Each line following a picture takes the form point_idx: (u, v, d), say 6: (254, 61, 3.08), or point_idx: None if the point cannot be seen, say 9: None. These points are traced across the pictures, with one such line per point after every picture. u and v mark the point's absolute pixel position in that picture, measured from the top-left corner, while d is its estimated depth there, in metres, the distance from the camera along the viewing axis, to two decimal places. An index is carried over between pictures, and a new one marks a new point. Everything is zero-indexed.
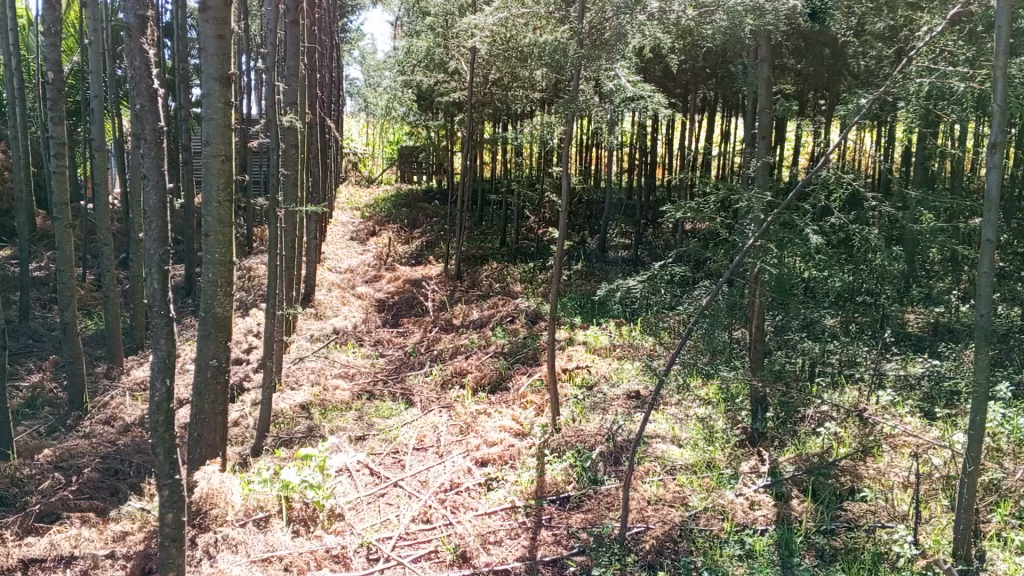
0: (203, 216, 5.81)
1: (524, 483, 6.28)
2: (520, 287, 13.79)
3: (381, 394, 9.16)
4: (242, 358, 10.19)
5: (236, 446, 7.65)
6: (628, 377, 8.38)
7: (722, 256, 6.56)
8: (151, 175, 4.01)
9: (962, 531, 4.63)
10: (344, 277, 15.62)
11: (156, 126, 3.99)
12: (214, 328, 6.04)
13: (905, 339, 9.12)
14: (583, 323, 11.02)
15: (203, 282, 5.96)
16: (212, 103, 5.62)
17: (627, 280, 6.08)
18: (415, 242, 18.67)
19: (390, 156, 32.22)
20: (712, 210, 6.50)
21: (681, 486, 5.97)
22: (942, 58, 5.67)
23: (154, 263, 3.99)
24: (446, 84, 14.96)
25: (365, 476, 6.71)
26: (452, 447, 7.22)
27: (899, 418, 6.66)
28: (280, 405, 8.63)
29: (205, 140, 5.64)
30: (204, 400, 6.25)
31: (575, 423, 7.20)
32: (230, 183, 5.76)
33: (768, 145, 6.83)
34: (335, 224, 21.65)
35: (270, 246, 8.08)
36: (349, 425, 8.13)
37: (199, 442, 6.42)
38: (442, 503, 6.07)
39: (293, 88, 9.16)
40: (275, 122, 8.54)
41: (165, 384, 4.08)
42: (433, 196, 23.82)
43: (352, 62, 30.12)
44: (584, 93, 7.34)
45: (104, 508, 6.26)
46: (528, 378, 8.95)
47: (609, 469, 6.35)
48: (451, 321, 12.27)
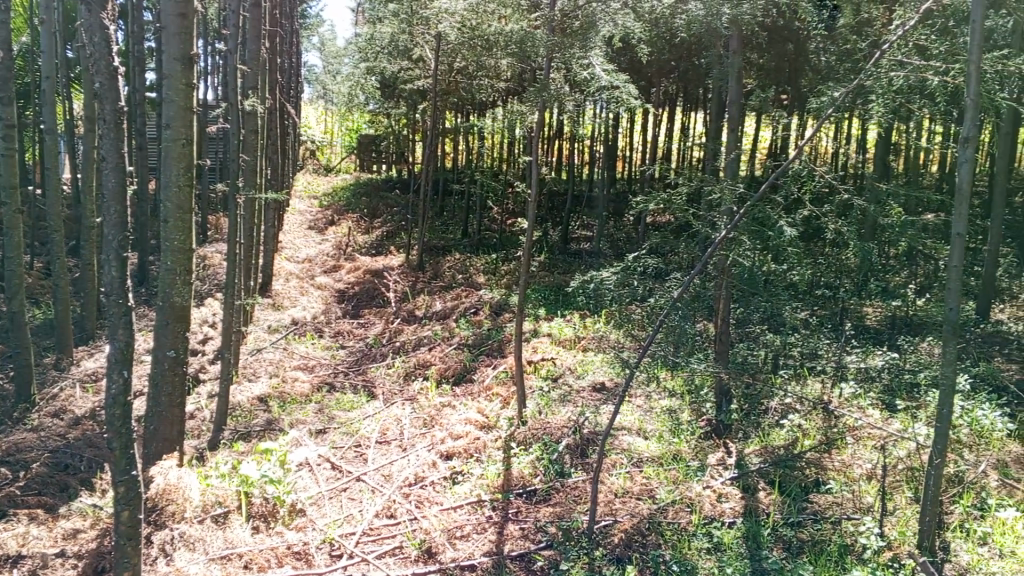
0: (162, 202, 5.59)
1: (490, 476, 6.18)
2: (484, 279, 13.69)
3: (341, 386, 9.02)
4: (197, 349, 9.95)
5: (192, 440, 7.44)
6: (593, 368, 8.37)
7: (696, 248, 6.37)
8: (110, 159, 3.82)
9: (928, 523, 4.66)
10: (302, 267, 15.41)
11: (115, 105, 3.80)
12: (172, 317, 5.79)
13: (865, 332, 9.32)
14: (547, 314, 10.99)
15: (161, 270, 5.73)
16: (174, 85, 5.42)
17: (601, 272, 6.13)
18: (375, 231, 18.45)
19: (349, 143, 31.74)
20: (683, 204, 6.35)
21: (648, 478, 5.93)
22: (915, 52, 5.74)
23: (112, 249, 3.82)
24: (410, 71, 14.71)
25: (326, 470, 6.59)
26: (416, 440, 7.11)
27: (861, 410, 6.78)
28: (237, 397, 8.48)
29: (165, 122, 5.45)
30: (160, 393, 5.95)
31: (542, 416, 7.17)
32: (190, 167, 5.57)
33: (735, 141, 6.83)
34: (292, 213, 21.30)
35: (229, 234, 7.85)
36: (309, 418, 7.97)
37: (155, 437, 6.10)
38: (407, 498, 5.97)
39: (255, 71, 8.92)
40: (236, 106, 8.30)
41: (123, 377, 3.90)
42: (393, 185, 23.59)
43: (311, 48, 29.61)
44: (554, 82, 7.22)
45: (54, 505, 6.05)
46: (493, 369, 8.86)
47: (576, 461, 6.29)
48: (414, 312, 12.12)
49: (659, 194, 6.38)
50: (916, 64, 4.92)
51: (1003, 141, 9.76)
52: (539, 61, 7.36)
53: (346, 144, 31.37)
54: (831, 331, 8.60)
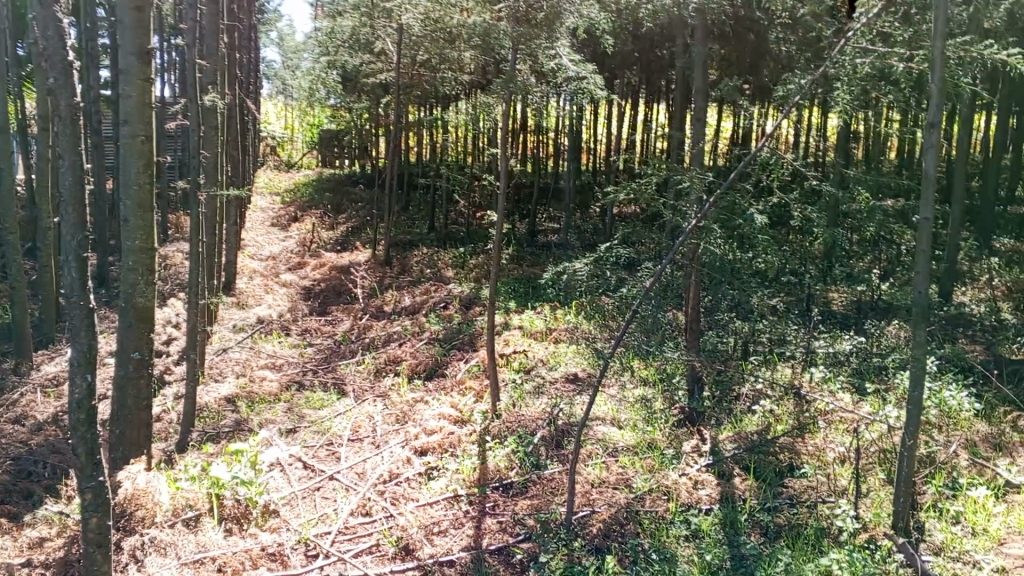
0: (122, 200, 5.44)
1: (466, 470, 6.13)
2: (452, 273, 13.60)
3: (311, 384, 8.90)
4: (162, 351, 9.75)
5: (159, 443, 7.28)
6: (565, 360, 8.35)
7: (666, 237, 6.36)
8: (66, 156, 3.69)
9: (902, 503, 4.72)
10: (267, 264, 15.19)
11: (71, 100, 3.66)
12: (136, 319, 5.61)
13: (832, 317, 9.44)
14: (517, 307, 10.95)
15: (122, 270, 5.56)
16: (131, 80, 5.28)
17: (573, 263, 6.10)
18: (340, 227, 18.26)
19: (310, 139, 31.38)
20: (654, 193, 6.32)
21: (624, 468, 5.92)
22: (879, 39, 5.78)
23: (71, 250, 3.70)
24: (372, 65, 14.55)
25: (299, 470, 6.49)
26: (389, 436, 7.03)
27: (832, 394, 6.85)
28: (204, 398, 8.33)
29: (123, 119, 5.30)
30: (126, 395, 5.73)
31: (516, 408, 7.13)
32: (151, 165, 5.43)
33: (703, 129, 6.83)
34: (255, 210, 21.01)
35: (193, 232, 7.71)
36: (279, 417, 7.85)
37: (123, 440, 5.90)
38: (382, 495, 5.90)
39: (215, 66, 8.76)
40: (196, 102, 8.14)
41: (86, 381, 3.78)
42: (357, 180, 23.37)
43: (270, 43, 29.19)
44: (520, 73, 7.17)
45: (18, 513, 5.88)
46: (465, 363, 8.80)
47: (552, 453, 6.26)
48: (382, 308, 12.01)
49: (630, 183, 6.34)
50: (881, 51, 4.96)
51: (961, 126, 9.92)
52: (505, 52, 7.31)
53: (308, 139, 31.00)
54: (799, 317, 8.68)
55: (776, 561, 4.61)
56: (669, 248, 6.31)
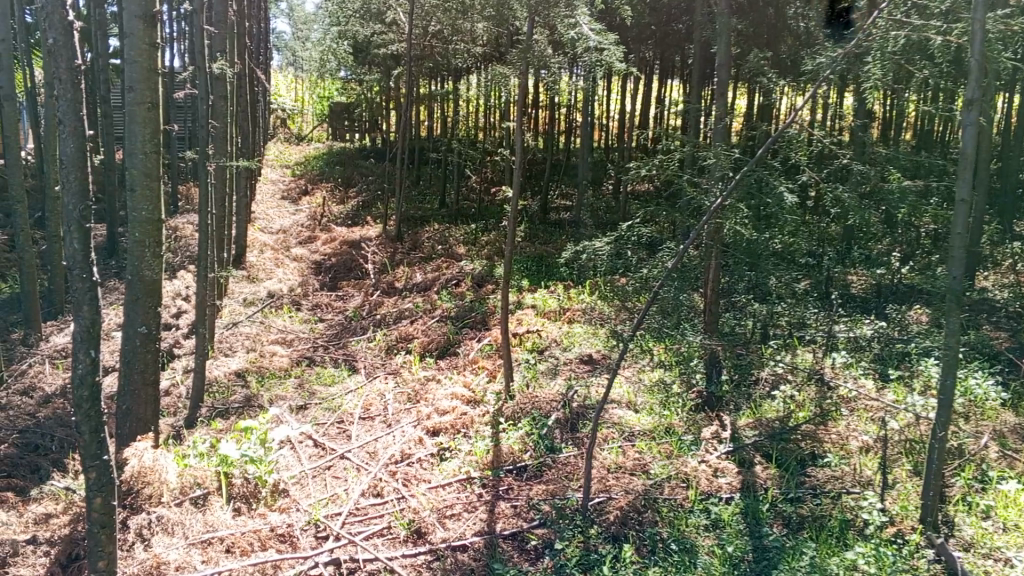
0: (127, 170, 5.27)
1: (479, 452, 6.00)
2: (464, 249, 13.43)
3: (321, 360, 8.78)
4: (171, 324, 9.64)
5: (168, 418, 7.19)
6: (580, 340, 8.20)
7: (690, 218, 6.20)
8: (66, 123, 3.56)
9: (930, 498, 4.58)
10: (278, 238, 15.07)
11: (71, 64, 3.52)
12: (143, 293, 5.43)
13: (851, 301, 9.23)
14: (530, 285, 10.78)
15: (129, 242, 5.40)
16: (136, 44, 5.11)
17: (593, 242, 5.97)
18: (351, 201, 18.09)
19: (321, 111, 31.13)
20: (678, 171, 6.16)
21: (641, 453, 5.79)
22: (915, 12, 5.53)
23: (73, 220, 3.59)
24: (383, 36, 14.25)
25: (309, 448, 6.39)
26: (401, 416, 6.91)
27: (854, 380, 6.68)
28: (214, 372, 8.23)
29: (128, 85, 5.14)
30: (132, 371, 5.54)
31: (529, 389, 7.00)
32: (157, 133, 5.26)
33: (726, 103, 6.57)
34: (266, 183, 20.85)
35: (201, 204, 7.54)
36: (289, 393, 7.75)
37: (129, 416, 5.68)
38: (393, 475, 5.78)
39: (224, 33, 8.55)
40: (204, 70, 7.93)
41: (89, 357, 3.68)
42: (368, 154, 23.16)
43: (281, 14, 28.87)
44: (538, 44, 6.94)
45: (25, 488, 5.79)
46: (478, 342, 8.65)
47: (567, 436, 6.13)
48: (393, 284, 11.86)
49: (654, 160, 6.17)
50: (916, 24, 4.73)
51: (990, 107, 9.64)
52: (522, 21, 7.07)
53: (317, 111, 30.72)
54: (819, 300, 8.49)
55: (800, 554, 4.46)
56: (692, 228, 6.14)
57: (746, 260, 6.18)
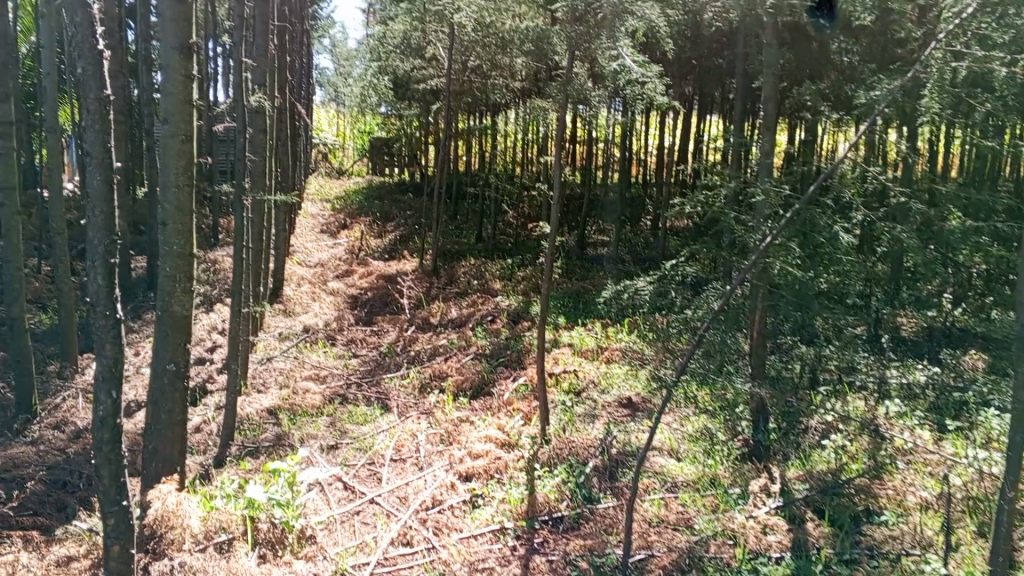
0: (160, 203, 5.20)
1: (513, 500, 5.77)
2: (500, 284, 13.27)
3: (354, 398, 8.62)
4: (205, 359, 9.57)
5: (198, 456, 7.06)
6: (618, 382, 7.94)
7: (737, 257, 5.97)
8: (94, 153, 3.48)
9: (999, 564, 4.24)
10: (315, 272, 15.07)
11: (100, 94, 3.47)
12: (172, 328, 5.32)
13: (902, 344, 8.84)
14: (567, 323, 10.56)
15: (160, 277, 5.32)
16: (172, 76, 5.07)
17: (635, 282, 5.77)
18: (388, 235, 18.08)
19: (361, 147, 31.44)
20: (725, 207, 5.95)
21: (685, 506, 5.51)
22: (974, 43, 5.29)
23: (98, 254, 3.48)
24: (423, 71, 14.29)
25: (339, 491, 6.20)
26: (434, 458, 6.70)
27: (909, 430, 6.33)
28: (246, 409, 8.10)
29: (163, 117, 5.10)
30: (159, 411, 5.42)
31: (566, 434, 6.75)
32: (190, 166, 5.20)
33: (773, 137, 6.34)
34: (305, 217, 20.98)
35: (237, 238, 7.48)
36: (321, 432, 7.58)
37: (155, 456, 5.55)
38: (424, 523, 5.57)
39: (264, 67, 8.57)
40: (242, 103, 7.93)
41: (111, 398, 3.54)
42: (406, 188, 23.24)
43: (324, 51, 29.33)
44: (578, 77, 6.80)
45: (50, 527, 5.65)
46: (513, 382, 8.42)
47: (606, 485, 5.87)
48: (428, 320, 11.72)
49: (698, 196, 5.96)
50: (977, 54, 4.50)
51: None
52: (562, 54, 6.94)
53: (358, 146, 31.01)
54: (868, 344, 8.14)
55: None
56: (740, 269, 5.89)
57: (795, 302, 5.93)
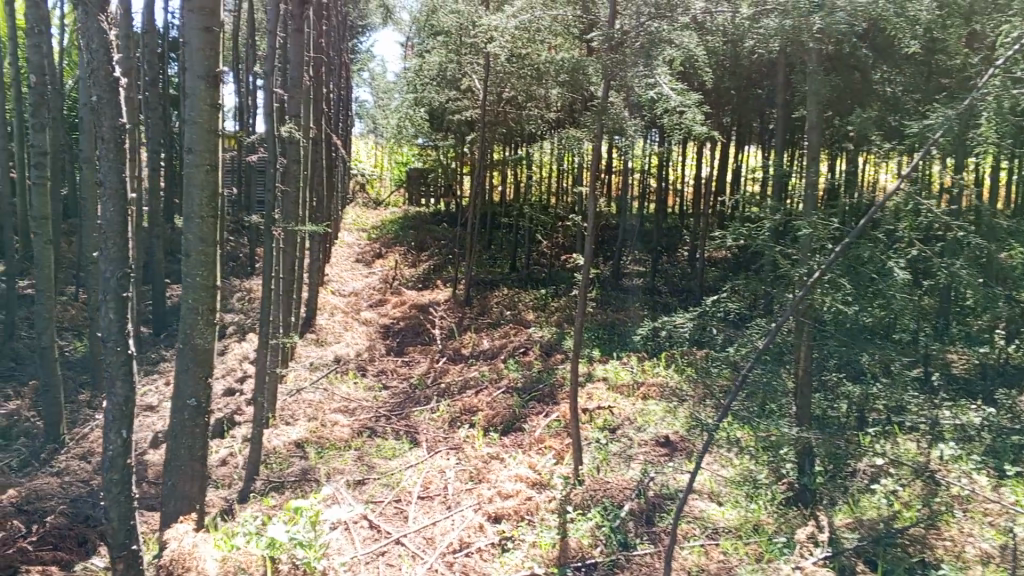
0: (184, 234, 5.09)
1: (544, 545, 5.51)
2: (533, 315, 13.06)
3: (383, 431, 8.42)
4: (235, 389, 9.45)
5: (222, 490, 6.92)
6: (655, 419, 7.66)
7: (783, 293, 5.69)
8: (108, 184, 3.52)
9: None
10: (349, 301, 15.00)
11: (115, 122, 3.52)
12: (194, 362, 5.19)
13: (954, 383, 8.44)
14: (602, 356, 10.29)
15: (182, 310, 5.18)
16: (197, 105, 5.00)
17: (674, 318, 5.56)
18: (423, 265, 17.99)
19: (398, 178, 31.62)
20: (768, 240, 5.73)
21: (727, 555, 5.22)
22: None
23: (110, 287, 3.53)
24: (458, 102, 14.25)
25: (363, 529, 5.99)
26: (462, 497, 6.47)
27: (966, 475, 5.97)
28: (273, 442, 7.93)
29: (188, 146, 5.02)
30: (179, 446, 5.27)
31: (600, 474, 6.48)
32: (215, 196, 5.10)
33: (818, 167, 6.08)
34: (340, 246, 21.02)
35: (266, 268, 7.37)
36: (348, 466, 7.38)
37: (173, 494, 5.36)
38: (451, 567, 5.33)
39: (298, 97, 8.53)
40: (274, 133, 7.85)
41: (121, 438, 3.61)
42: (441, 219, 23.22)
43: (362, 84, 29.67)
44: (614, 106, 6.61)
45: (69, 562, 5.49)
46: (545, 418, 8.17)
47: (642, 530, 5.60)
48: (460, 351, 11.53)
49: (740, 229, 5.74)
50: None
51: None
52: (597, 82, 6.76)
53: (395, 178, 31.18)
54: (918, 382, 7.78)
55: None
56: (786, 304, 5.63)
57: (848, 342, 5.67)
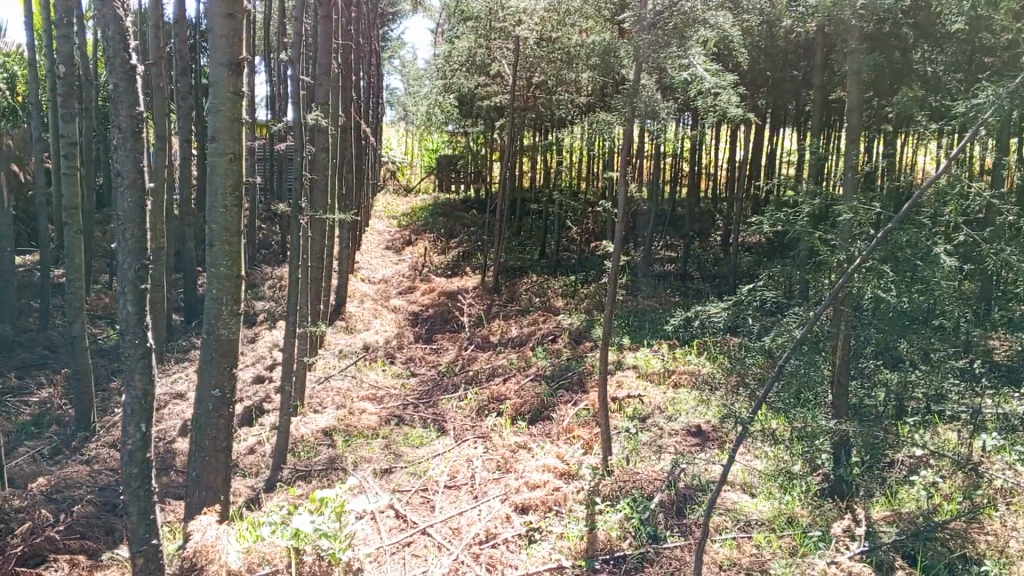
0: (208, 224, 5.04)
1: (572, 538, 5.41)
2: (562, 302, 12.94)
3: (410, 419, 8.37)
4: (263, 377, 9.47)
5: (249, 479, 6.91)
6: (686, 408, 7.53)
7: (819, 281, 5.51)
8: (125, 174, 3.46)
9: None
10: (378, 288, 14.98)
11: (132, 111, 3.44)
12: (218, 353, 5.15)
13: (996, 370, 8.19)
14: (632, 344, 10.15)
15: (206, 300, 5.15)
16: (220, 93, 4.92)
17: (707, 307, 5.42)
18: (452, 251, 17.92)
19: (428, 164, 31.57)
20: (805, 225, 5.53)
21: (759, 548, 5.09)
22: None
23: (128, 280, 3.48)
24: (487, 87, 14.09)
25: (390, 519, 5.94)
26: (489, 487, 6.39)
27: (1009, 467, 5.78)
28: (300, 430, 7.92)
29: (211, 135, 4.95)
30: (204, 436, 5.25)
31: (629, 465, 6.37)
32: (238, 185, 5.03)
33: (856, 151, 5.84)
34: (370, 233, 21.04)
35: (293, 257, 7.32)
36: (375, 455, 7.34)
37: (198, 485, 5.35)
38: (477, 559, 5.25)
39: (325, 84, 8.44)
40: (301, 121, 7.77)
41: (139, 432, 3.57)
42: (470, 205, 23.13)
43: (392, 71, 29.60)
44: (645, 88, 6.39)
45: (97, 551, 5.51)
46: (574, 407, 8.07)
47: (672, 522, 5.48)
48: (488, 339, 11.45)
49: (776, 215, 5.55)
50: None
51: None
52: (627, 64, 6.56)
53: (425, 164, 31.14)
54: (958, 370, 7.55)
55: None
56: (826, 292, 5.41)
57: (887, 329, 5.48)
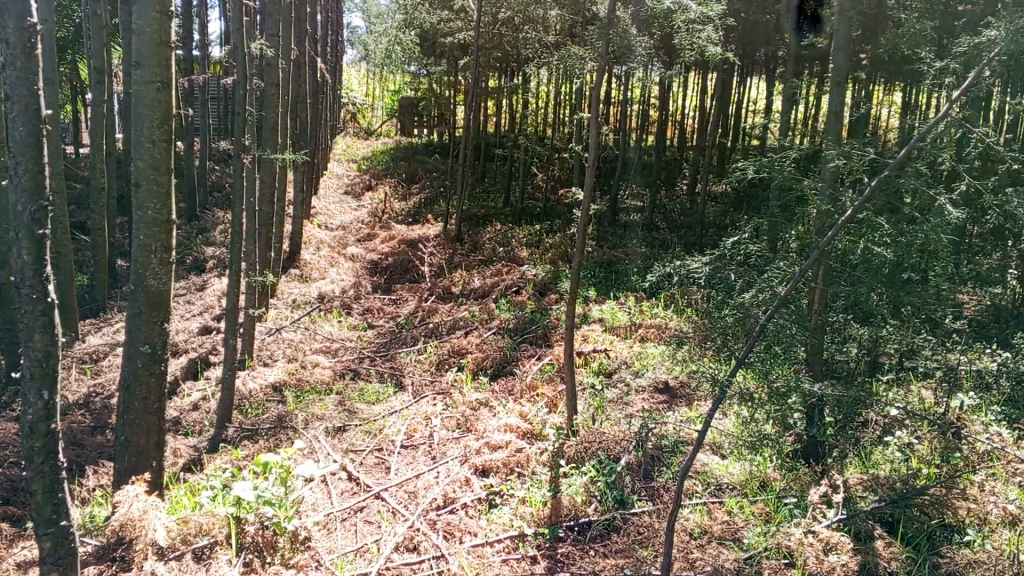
0: (133, 161, 4.54)
1: (536, 503, 5.08)
2: (527, 252, 12.56)
3: (366, 373, 7.99)
4: (211, 328, 8.98)
5: (192, 438, 6.51)
6: (654, 364, 7.26)
7: (809, 230, 5.14)
8: (15, 98, 3.01)
9: None
10: (335, 235, 14.45)
11: (22, 22, 2.96)
12: (146, 305, 4.69)
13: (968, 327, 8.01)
14: (598, 296, 9.83)
15: (132, 246, 4.66)
16: (145, 12, 4.37)
17: (689, 260, 5.07)
18: (413, 198, 17.36)
19: (390, 107, 30.65)
20: (794, 173, 5.15)
21: (731, 516, 4.85)
22: None
23: (23, 224, 3.07)
24: (450, 24, 13.43)
25: (342, 482, 5.60)
26: (448, 447, 6.05)
27: (982, 428, 5.59)
28: (249, 385, 7.49)
29: (135, 60, 4.41)
30: (133, 397, 4.80)
31: (595, 425, 6.06)
32: (168, 117, 4.54)
33: (843, 95, 5.44)
34: (329, 178, 20.35)
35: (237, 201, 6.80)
36: (328, 412, 6.96)
37: (127, 450, 4.92)
38: (434, 526, 4.92)
39: (274, 12, 7.79)
40: (245, 51, 7.15)
41: (41, 399, 3.18)
42: (433, 150, 22.48)
43: (354, 7, 28.45)
44: (622, 22, 5.89)
45: (20, 518, 5.09)
46: (537, 362, 7.75)
47: (639, 486, 5.20)
48: (450, 289, 11.03)
49: (762, 161, 5.17)
50: None
51: None
52: None
53: (388, 107, 30.23)
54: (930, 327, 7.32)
55: None
56: (813, 247, 5.05)
57: (881, 284, 5.13)
